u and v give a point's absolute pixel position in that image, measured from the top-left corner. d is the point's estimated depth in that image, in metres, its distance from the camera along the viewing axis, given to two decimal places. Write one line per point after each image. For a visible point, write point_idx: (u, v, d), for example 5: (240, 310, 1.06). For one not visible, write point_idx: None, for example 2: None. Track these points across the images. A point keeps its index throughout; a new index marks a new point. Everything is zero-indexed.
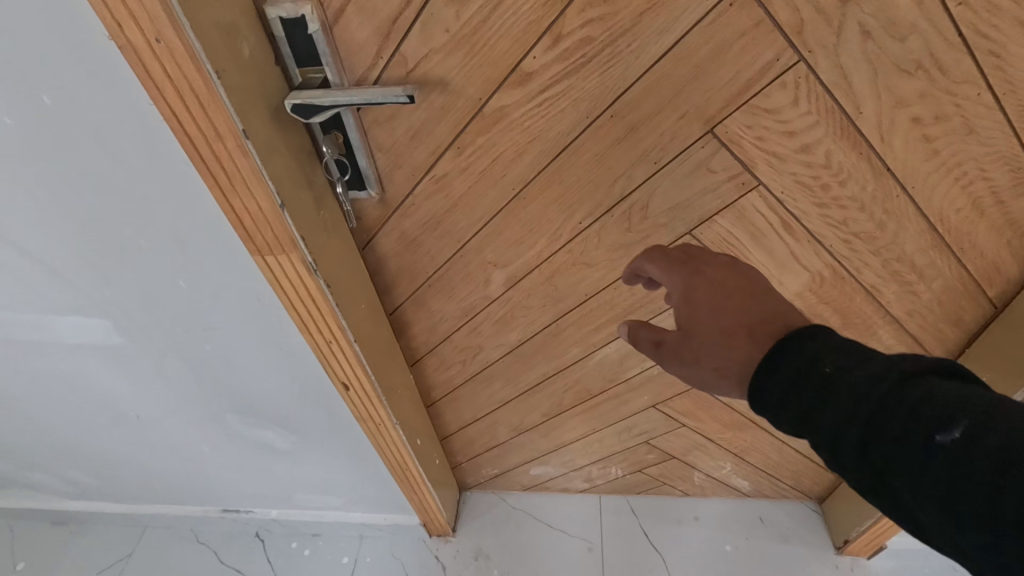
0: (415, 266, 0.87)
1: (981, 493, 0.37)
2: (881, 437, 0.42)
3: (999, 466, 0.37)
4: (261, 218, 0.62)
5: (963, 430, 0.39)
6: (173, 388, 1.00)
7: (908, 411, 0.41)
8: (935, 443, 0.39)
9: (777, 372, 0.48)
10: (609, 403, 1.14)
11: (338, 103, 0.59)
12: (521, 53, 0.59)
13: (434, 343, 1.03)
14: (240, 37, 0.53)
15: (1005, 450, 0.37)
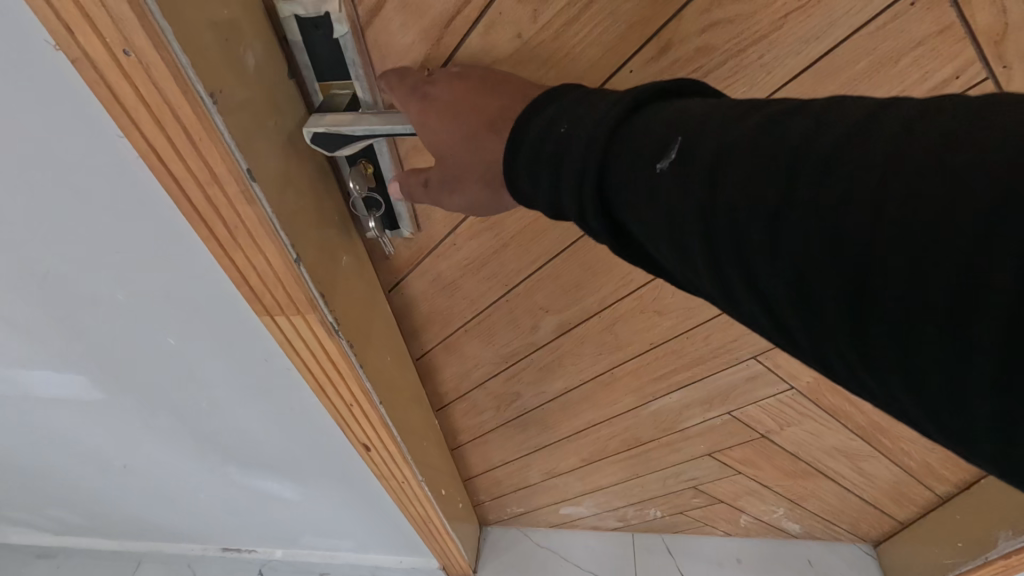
0: (451, 311, 0.73)
1: (739, 207, 0.26)
2: (612, 180, 0.32)
3: (748, 165, 0.27)
4: (270, 274, 0.48)
5: (679, 148, 0.30)
6: (166, 440, 0.87)
7: (636, 143, 0.31)
8: (663, 167, 0.30)
9: (517, 155, 0.38)
10: (658, 450, 1.01)
11: (373, 132, 0.45)
12: (614, 65, 0.45)
13: (465, 389, 0.90)
14: (243, 44, 0.39)
15: (756, 147, 0.27)
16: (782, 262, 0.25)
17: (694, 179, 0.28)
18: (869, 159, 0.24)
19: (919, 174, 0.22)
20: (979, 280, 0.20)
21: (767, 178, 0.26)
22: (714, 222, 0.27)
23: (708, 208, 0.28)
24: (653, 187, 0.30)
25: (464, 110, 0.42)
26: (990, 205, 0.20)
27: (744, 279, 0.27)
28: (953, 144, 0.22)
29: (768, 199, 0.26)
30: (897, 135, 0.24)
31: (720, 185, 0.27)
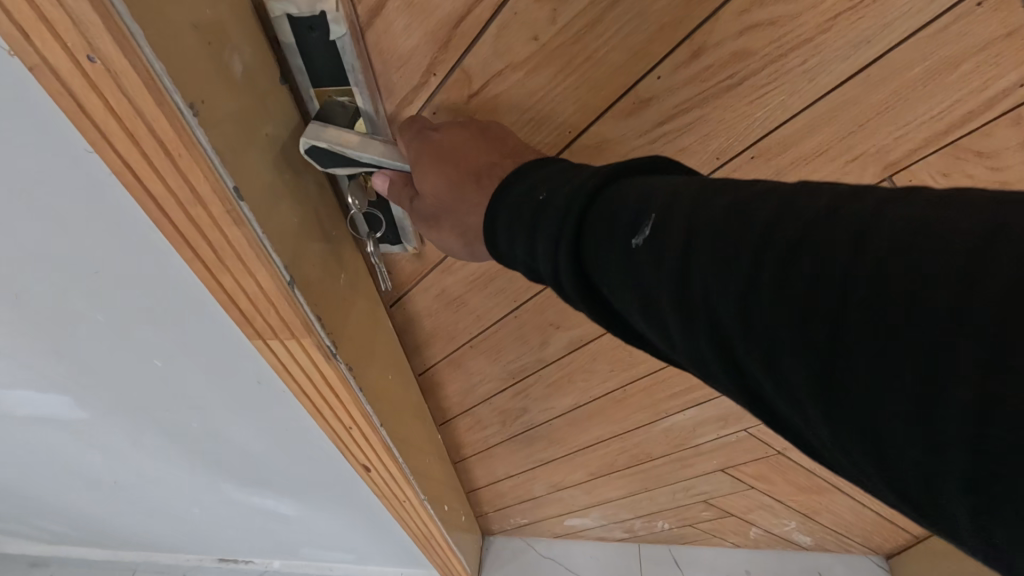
0: (455, 327, 0.69)
1: (715, 293, 0.24)
2: (590, 253, 0.30)
3: (719, 247, 0.25)
4: (261, 298, 0.44)
5: (651, 222, 0.28)
6: (158, 458, 0.83)
7: (611, 214, 0.30)
8: (638, 242, 0.28)
9: (498, 217, 0.36)
10: (669, 465, 0.97)
11: (382, 163, 0.42)
12: (639, 71, 0.40)
13: (469, 404, 0.86)
14: (230, 47, 0.35)
15: (726, 226, 0.25)
16: (755, 352, 0.23)
17: (669, 257, 0.27)
18: (849, 244, 0.22)
19: (897, 265, 0.20)
20: (973, 394, 0.18)
21: (737, 262, 0.24)
22: (689, 302, 0.25)
23: (685, 292, 0.26)
24: (631, 264, 0.28)
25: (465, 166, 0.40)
26: (974, 304, 0.18)
27: (722, 365, 0.25)
28: (932, 227, 0.20)
29: (744, 286, 0.24)
30: (873, 217, 0.22)
31: (695, 265, 0.25)
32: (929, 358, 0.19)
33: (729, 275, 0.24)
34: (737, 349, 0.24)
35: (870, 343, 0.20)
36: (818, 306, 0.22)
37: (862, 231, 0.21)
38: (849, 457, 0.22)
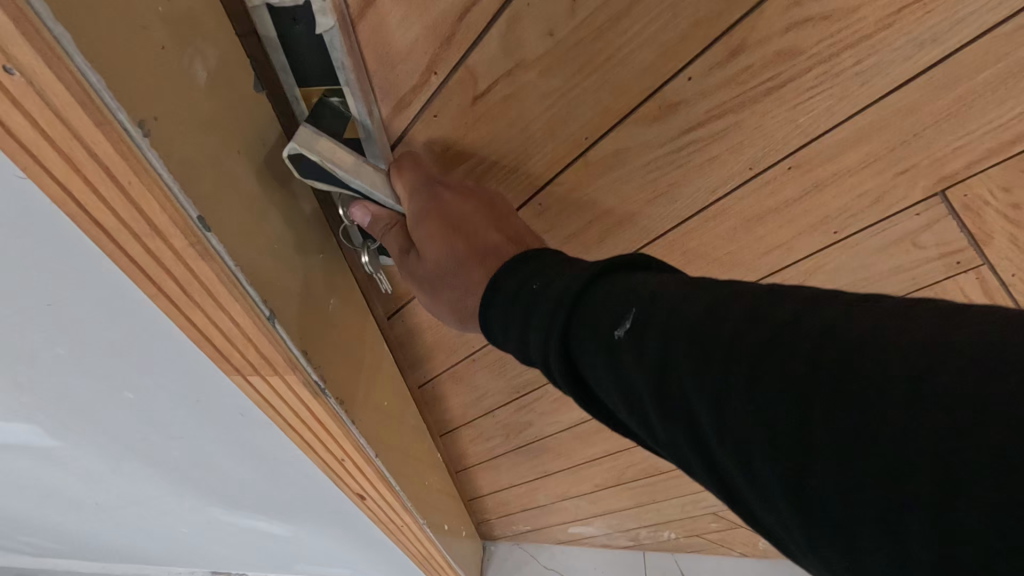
0: (457, 341, 0.64)
1: (696, 404, 0.23)
2: (574, 346, 0.29)
3: (704, 354, 0.23)
4: (240, 335, 0.37)
5: (634, 319, 0.26)
6: (137, 491, 0.75)
7: (599, 307, 0.28)
8: (618, 333, 0.27)
9: (496, 294, 0.34)
10: (679, 478, 0.93)
11: (372, 194, 0.40)
12: (667, 72, 0.35)
13: (471, 417, 0.82)
14: (188, 51, 0.29)
15: (711, 331, 0.24)
16: (739, 470, 0.22)
17: (647, 355, 0.25)
18: (816, 356, 0.21)
19: (865, 384, 0.19)
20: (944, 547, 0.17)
21: (720, 373, 0.23)
22: (674, 408, 0.24)
23: (667, 394, 0.24)
24: (613, 358, 0.27)
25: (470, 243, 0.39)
26: (958, 457, 0.17)
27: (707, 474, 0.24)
28: (894, 342, 0.20)
29: (723, 396, 0.22)
30: (837, 328, 0.21)
31: (673, 367, 0.24)
32: (912, 489, 0.18)
33: (712, 388, 0.23)
34: (726, 468, 0.23)
35: (850, 479, 0.19)
36: (802, 432, 0.20)
37: (826, 341, 0.21)
38: None
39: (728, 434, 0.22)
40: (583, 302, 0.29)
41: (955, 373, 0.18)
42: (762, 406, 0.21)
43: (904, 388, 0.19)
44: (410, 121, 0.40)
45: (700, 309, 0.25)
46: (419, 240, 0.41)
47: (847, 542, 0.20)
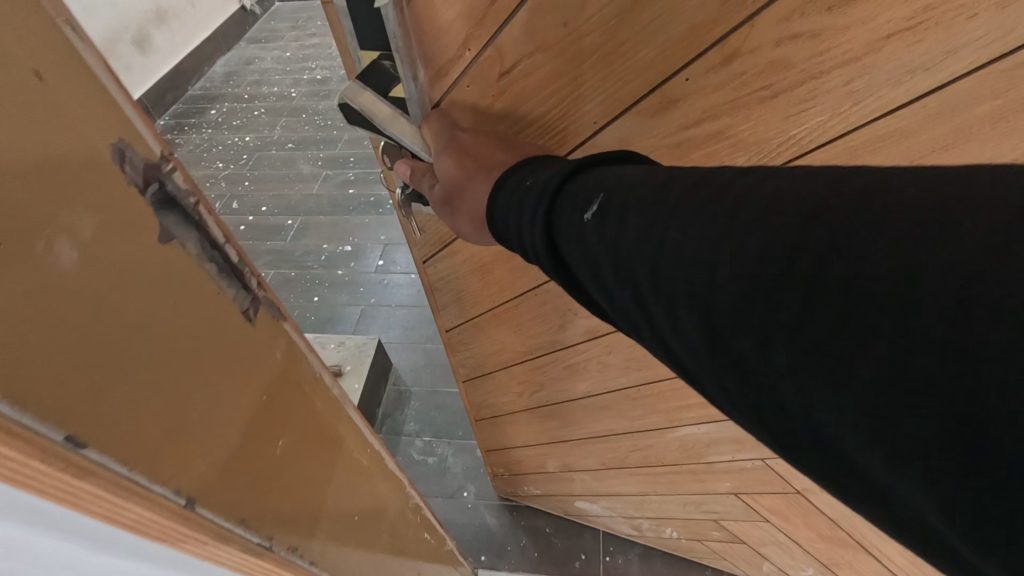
0: (480, 293, 0.72)
1: (641, 272, 0.29)
2: (556, 227, 0.34)
3: (649, 230, 0.29)
4: (149, 533, 0.30)
5: (600, 202, 0.32)
6: None
7: (577, 195, 0.33)
8: (586, 218, 0.32)
9: (495, 200, 0.39)
10: (681, 475, 0.95)
11: (399, 140, 0.46)
12: (668, 70, 0.39)
13: (490, 368, 0.89)
14: (51, 231, 0.24)
15: (656, 212, 0.29)
16: (674, 321, 0.28)
17: (607, 234, 0.31)
18: (724, 229, 0.26)
19: (758, 248, 0.25)
20: (801, 363, 0.23)
21: (658, 244, 0.28)
22: (626, 276, 0.30)
23: (623, 266, 0.30)
24: (582, 240, 0.32)
25: (478, 154, 0.43)
26: (821, 298, 0.23)
27: (651, 329, 0.30)
28: (783, 214, 0.25)
29: (659, 263, 0.28)
30: (742, 203, 0.26)
31: (624, 246, 0.30)
32: (786, 324, 0.24)
33: (653, 258, 0.28)
34: (661, 322, 0.29)
35: (746, 321, 0.25)
36: (713, 290, 0.26)
37: (734, 206, 0.26)
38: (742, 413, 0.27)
39: (666, 298, 0.28)
40: (564, 191, 0.34)
41: (819, 235, 0.23)
42: (688, 273, 0.27)
43: (786, 248, 0.24)
44: (445, 90, 0.47)
45: (648, 191, 0.30)
46: (434, 159, 0.46)
47: (742, 374, 0.25)
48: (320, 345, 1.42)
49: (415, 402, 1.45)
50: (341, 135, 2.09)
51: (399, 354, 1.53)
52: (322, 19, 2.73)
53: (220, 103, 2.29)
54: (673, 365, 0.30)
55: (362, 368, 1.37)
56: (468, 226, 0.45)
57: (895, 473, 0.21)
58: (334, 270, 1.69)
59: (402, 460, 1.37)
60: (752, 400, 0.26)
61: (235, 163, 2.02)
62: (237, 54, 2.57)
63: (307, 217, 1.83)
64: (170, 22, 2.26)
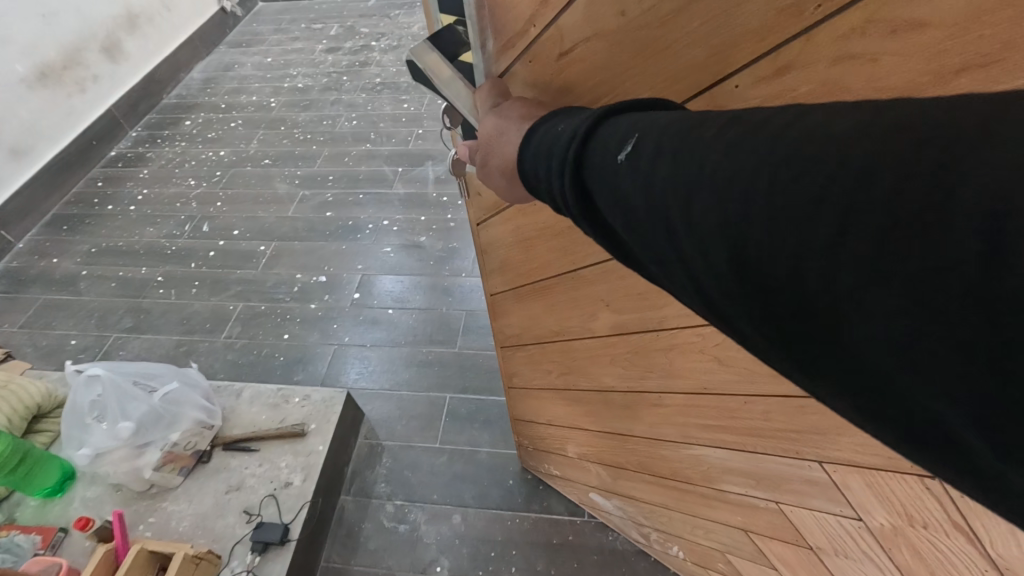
0: (523, 265, 0.75)
1: (674, 217, 0.26)
2: (585, 172, 0.31)
3: (680, 170, 0.26)
4: None
5: (634, 140, 0.29)
6: None
7: (607, 135, 0.31)
8: (620, 159, 0.29)
9: (531, 144, 0.37)
10: (693, 496, 0.92)
11: (454, 101, 0.48)
12: (719, 74, 0.38)
13: (525, 340, 0.92)
14: None
15: (686, 150, 0.27)
16: (710, 269, 0.25)
17: (640, 175, 0.28)
18: (756, 167, 0.24)
19: (788, 189, 0.22)
20: (838, 309, 0.21)
21: (689, 186, 0.26)
22: (659, 224, 0.27)
23: (654, 210, 0.27)
24: (613, 182, 0.29)
25: (518, 113, 0.42)
26: (854, 241, 0.20)
27: (690, 280, 0.27)
28: (812, 149, 0.22)
29: (690, 209, 0.26)
30: (773, 140, 0.24)
31: (656, 189, 0.27)
32: (819, 273, 0.21)
33: (684, 202, 0.26)
34: (697, 271, 0.26)
35: (779, 269, 0.23)
36: (747, 236, 0.23)
37: (767, 140, 0.24)
38: (782, 359, 0.25)
39: (700, 246, 0.25)
40: (597, 126, 0.32)
41: (852, 169, 0.21)
42: (719, 217, 0.24)
43: (818, 184, 0.22)
44: (509, 62, 0.49)
45: (678, 129, 0.28)
46: (479, 119, 0.46)
47: (778, 323, 0.24)
48: (283, 399, 1.37)
49: (387, 459, 1.39)
50: (320, 151, 2.19)
51: (372, 404, 1.49)
52: (302, 24, 2.98)
53: (195, 112, 2.46)
54: (712, 316, 0.28)
55: (327, 426, 1.32)
56: (502, 184, 0.43)
57: (938, 412, 0.20)
58: (308, 304, 1.71)
59: (370, 526, 1.30)
60: (789, 347, 0.24)
61: (208, 180, 2.12)
62: (218, 58, 2.78)
63: (281, 241, 1.87)
64: (142, 26, 2.40)
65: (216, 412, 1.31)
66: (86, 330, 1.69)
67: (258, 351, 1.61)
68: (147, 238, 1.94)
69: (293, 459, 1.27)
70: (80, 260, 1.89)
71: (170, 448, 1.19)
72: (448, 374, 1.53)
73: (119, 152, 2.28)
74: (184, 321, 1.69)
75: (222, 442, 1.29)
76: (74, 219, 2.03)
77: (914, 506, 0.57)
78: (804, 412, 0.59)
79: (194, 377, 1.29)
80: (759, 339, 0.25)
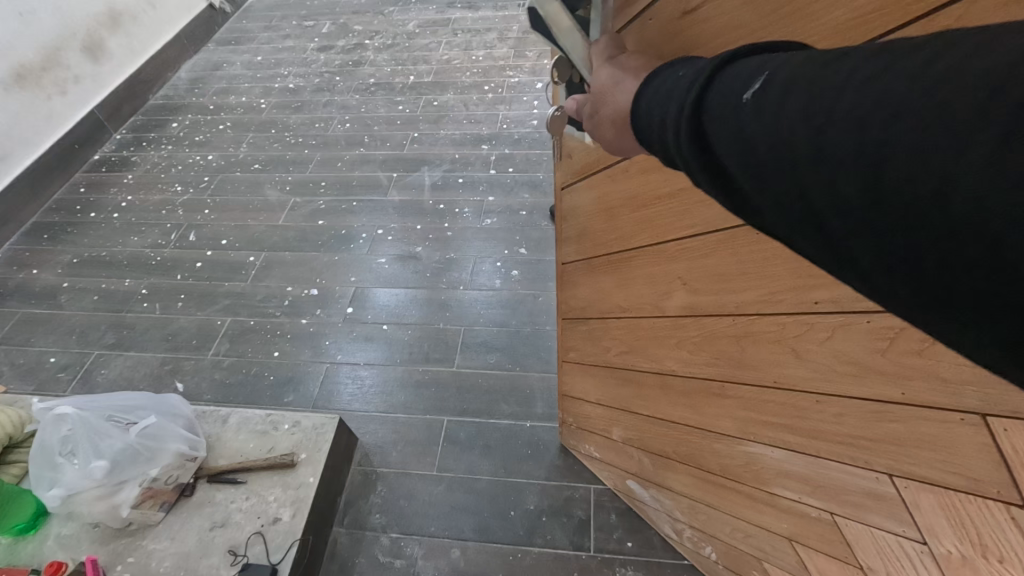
0: (604, 235, 0.79)
1: (801, 155, 0.27)
2: (705, 111, 0.31)
3: (812, 106, 0.27)
4: None
5: (763, 79, 0.29)
6: None
7: (734, 74, 0.31)
8: (747, 96, 0.30)
9: (646, 89, 0.38)
10: (738, 496, 0.90)
11: (572, 55, 0.49)
12: (859, 39, 0.37)
13: (590, 314, 0.95)
14: None
15: (819, 86, 0.27)
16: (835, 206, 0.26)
17: (767, 112, 0.28)
18: (897, 99, 0.24)
19: (931, 119, 0.22)
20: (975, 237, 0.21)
21: (820, 123, 0.26)
22: (784, 162, 0.28)
23: (780, 147, 0.28)
24: (737, 119, 0.30)
25: (636, 64, 0.43)
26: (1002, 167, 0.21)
27: (810, 219, 0.28)
28: (963, 76, 0.22)
29: (819, 145, 0.26)
30: (916, 72, 0.24)
31: (783, 126, 0.28)
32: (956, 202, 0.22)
33: (813, 139, 0.26)
34: (821, 208, 0.27)
35: (914, 200, 0.23)
36: (881, 169, 0.24)
37: (913, 71, 0.24)
38: (904, 295, 0.26)
39: (828, 182, 0.26)
40: (723, 67, 0.32)
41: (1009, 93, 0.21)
42: (851, 151, 0.25)
43: (969, 110, 0.22)
44: (628, 20, 0.51)
45: (812, 67, 0.28)
46: (594, 72, 0.46)
47: (905, 255, 0.24)
48: (272, 426, 1.36)
49: (382, 488, 1.36)
50: (313, 155, 2.24)
51: (367, 428, 1.47)
52: (293, 22, 3.08)
53: (181, 115, 2.52)
54: (830, 255, 0.28)
55: (318, 456, 1.29)
56: (611, 134, 0.44)
57: None
58: (298, 318, 1.71)
59: (364, 562, 1.26)
60: (914, 281, 0.24)
61: (195, 187, 2.17)
62: (205, 57, 2.87)
63: (271, 252, 1.91)
64: (125, 25, 2.46)
65: (200, 443, 1.29)
66: (67, 347, 1.70)
67: (246, 369, 1.62)
68: (131, 247, 1.97)
69: (283, 493, 1.24)
70: (60, 270, 1.92)
71: (148, 484, 1.16)
72: (445, 395, 1.51)
73: (103, 156, 2.35)
74: (169, 338, 1.71)
75: (207, 474, 1.27)
76: (55, 228, 2.06)
77: (992, 541, 0.51)
78: (883, 419, 0.56)
79: (169, 405, 1.26)
80: (876, 273, 0.26)
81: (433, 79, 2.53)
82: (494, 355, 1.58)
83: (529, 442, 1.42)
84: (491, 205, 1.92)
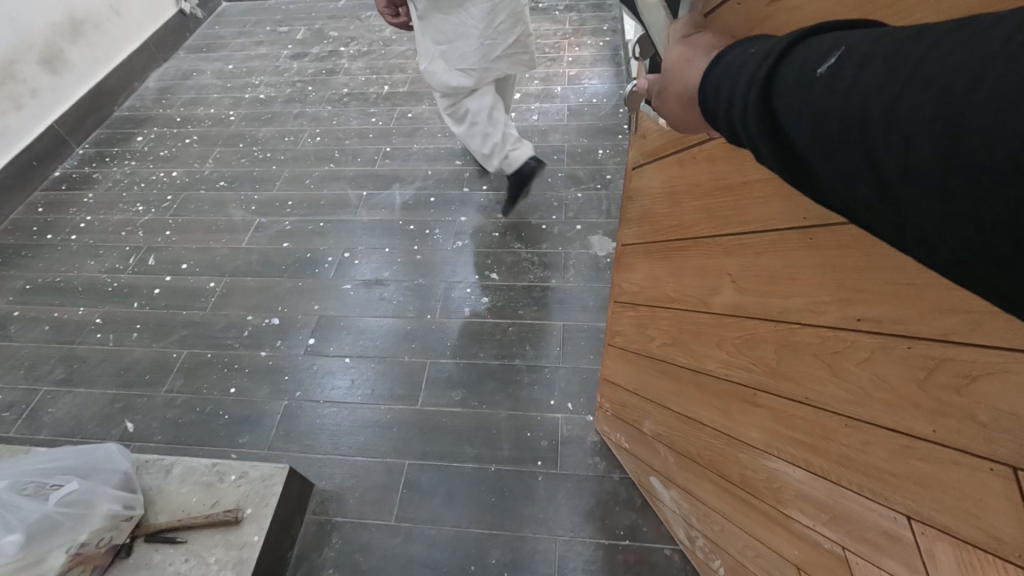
0: (664, 216, 0.80)
1: (874, 134, 0.27)
2: (775, 90, 0.32)
3: (886, 84, 0.27)
4: None
5: (838, 55, 0.30)
6: None
7: (809, 51, 0.31)
8: (820, 72, 0.30)
9: (717, 65, 0.38)
10: (755, 513, 0.88)
11: (654, 28, 0.49)
12: None
13: (640, 301, 0.96)
14: None
15: (895, 63, 0.27)
16: (907, 186, 0.26)
17: (841, 90, 0.29)
18: (975, 71, 0.23)
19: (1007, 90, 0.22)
20: None
21: (894, 100, 0.26)
22: (856, 142, 0.28)
23: (852, 125, 0.28)
24: (807, 97, 0.30)
25: (709, 44, 0.42)
26: None
27: (882, 199, 0.28)
28: None
29: (894, 121, 0.26)
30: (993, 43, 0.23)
31: (857, 105, 0.28)
32: None
33: (887, 117, 0.26)
34: (893, 188, 0.27)
35: (989, 174, 0.23)
36: (954, 145, 0.24)
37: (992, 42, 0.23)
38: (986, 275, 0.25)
39: (901, 161, 0.26)
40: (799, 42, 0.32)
41: None
42: (924, 127, 0.25)
43: None
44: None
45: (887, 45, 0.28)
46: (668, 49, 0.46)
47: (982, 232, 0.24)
48: (217, 478, 1.33)
49: (338, 540, 1.34)
50: (280, 172, 2.29)
51: (326, 472, 1.46)
52: (267, 27, 3.18)
53: (146, 129, 2.59)
54: (906, 235, 0.28)
55: (263, 512, 1.26)
56: (677, 110, 0.43)
57: None
58: (257, 350, 1.73)
59: None
60: (994, 259, 0.24)
61: (157, 207, 2.22)
62: (175, 65, 2.97)
63: (232, 278, 1.93)
64: (87, 34, 2.53)
65: (134, 500, 1.25)
66: (14, 382, 1.72)
67: (201, 407, 1.62)
68: (87, 273, 2.01)
69: (225, 554, 1.21)
70: (12, 297, 1.95)
71: (76, 551, 1.10)
72: (406, 437, 1.50)
73: (63, 173, 2.41)
74: (121, 372, 1.72)
75: (144, 532, 1.25)
76: (13, 250, 2.11)
77: None
78: (910, 455, 0.53)
79: (99, 459, 1.23)
80: (955, 252, 0.26)
81: (409, 88, 2.58)
82: (459, 392, 1.56)
83: (494, 488, 1.39)
84: (464, 226, 1.96)
